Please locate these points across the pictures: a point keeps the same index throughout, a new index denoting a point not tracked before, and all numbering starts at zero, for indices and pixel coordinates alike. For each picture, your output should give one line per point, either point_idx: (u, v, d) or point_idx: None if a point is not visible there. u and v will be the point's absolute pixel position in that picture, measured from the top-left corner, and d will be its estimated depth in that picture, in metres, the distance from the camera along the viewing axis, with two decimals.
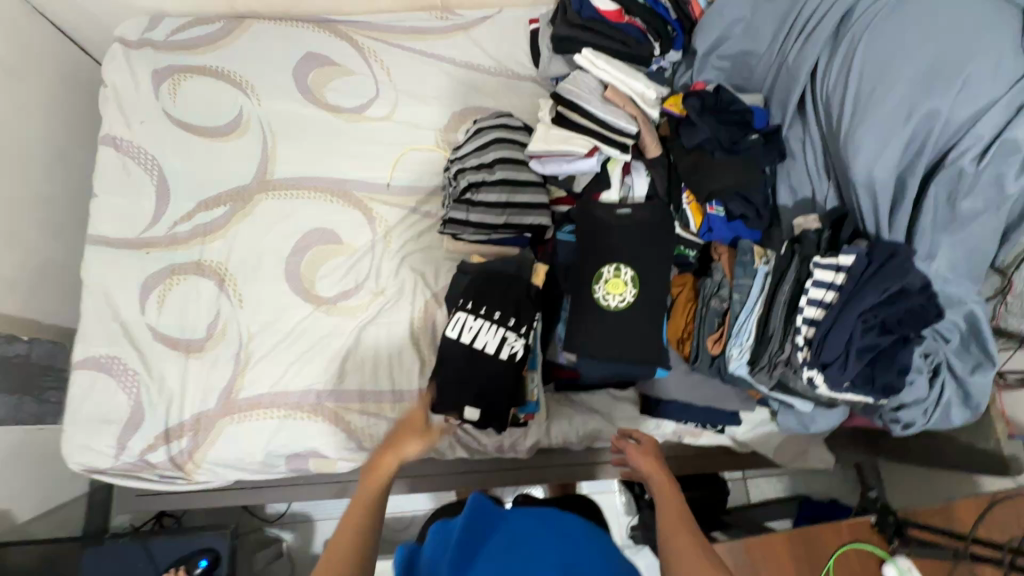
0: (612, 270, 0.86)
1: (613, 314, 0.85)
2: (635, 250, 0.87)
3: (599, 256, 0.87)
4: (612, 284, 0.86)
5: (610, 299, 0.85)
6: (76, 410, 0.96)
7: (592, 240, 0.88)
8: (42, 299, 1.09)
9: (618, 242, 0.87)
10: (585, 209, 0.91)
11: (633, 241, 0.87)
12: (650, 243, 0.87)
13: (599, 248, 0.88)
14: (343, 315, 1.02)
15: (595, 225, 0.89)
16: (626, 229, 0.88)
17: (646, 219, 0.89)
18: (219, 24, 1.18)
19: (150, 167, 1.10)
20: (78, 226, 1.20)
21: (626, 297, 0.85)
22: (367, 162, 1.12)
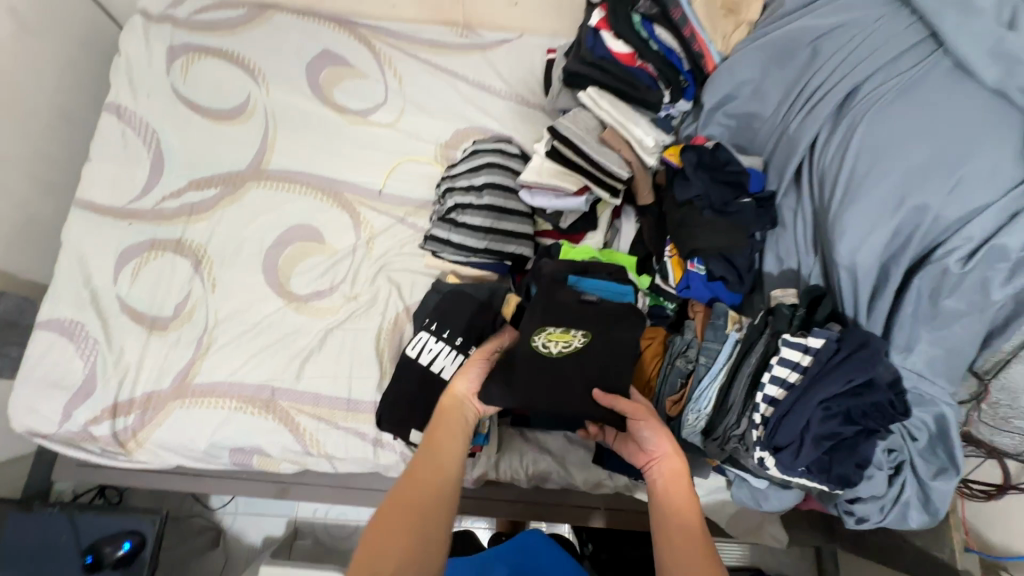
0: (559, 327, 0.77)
1: (553, 362, 0.73)
2: (588, 320, 0.77)
3: (544, 316, 0.77)
4: (557, 334, 0.75)
5: (552, 346, 0.74)
6: (30, 371, 0.95)
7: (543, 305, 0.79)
8: (18, 254, 1.10)
9: (572, 311, 0.78)
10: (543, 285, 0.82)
11: (588, 314, 0.78)
12: (610, 320, 0.78)
13: (547, 310, 0.78)
14: (312, 315, 1.01)
15: (547, 296, 0.80)
16: (584, 308, 0.79)
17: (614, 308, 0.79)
18: (243, 10, 1.20)
19: (148, 139, 1.10)
20: (69, 186, 1.21)
21: (572, 345, 0.75)
22: (363, 165, 1.12)
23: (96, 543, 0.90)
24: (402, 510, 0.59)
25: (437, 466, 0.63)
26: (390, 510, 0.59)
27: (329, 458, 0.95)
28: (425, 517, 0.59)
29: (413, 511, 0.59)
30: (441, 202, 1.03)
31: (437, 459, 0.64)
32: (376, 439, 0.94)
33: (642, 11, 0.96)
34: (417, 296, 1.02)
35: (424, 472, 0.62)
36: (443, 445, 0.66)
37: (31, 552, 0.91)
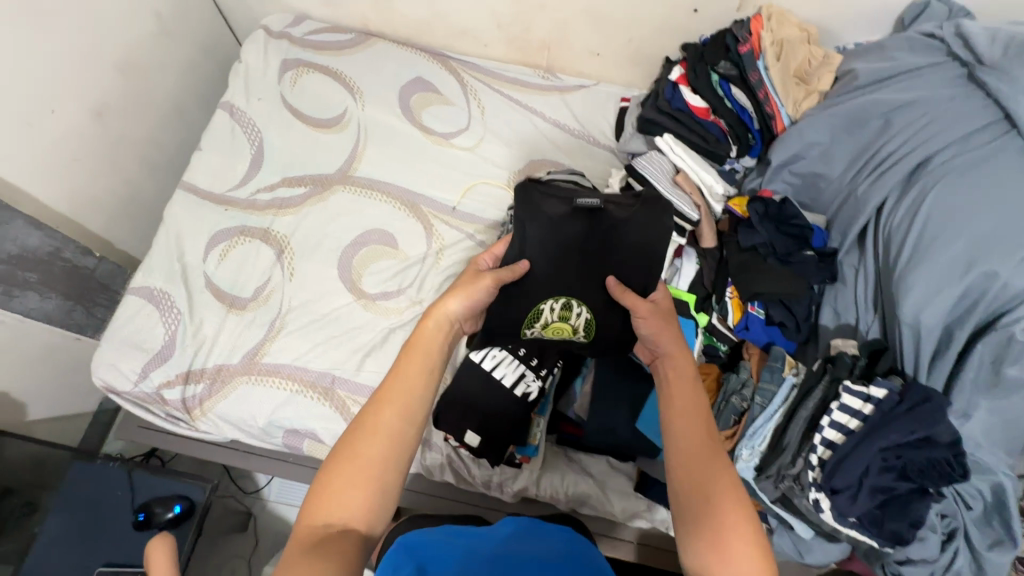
0: (560, 306, 0.81)
1: (546, 350, 0.87)
2: (591, 287, 0.82)
3: (543, 288, 0.81)
4: (554, 329, 0.83)
5: (546, 339, 0.84)
6: (116, 330, 1.03)
7: (541, 283, 0.80)
8: (120, 225, 1.20)
9: (570, 271, 0.81)
10: (546, 221, 0.79)
11: (590, 274, 0.81)
12: (608, 261, 0.82)
13: (552, 278, 0.80)
14: (378, 313, 1.07)
15: (548, 238, 0.80)
16: (588, 231, 0.81)
17: (614, 218, 0.82)
18: (351, 36, 1.33)
19: (252, 137, 1.21)
20: (170, 172, 1.33)
21: (568, 338, 0.85)
22: (440, 183, 1.20)
23: (147, 503, 0.94)
24: (350, 466, 0.60)
25: (398, 405, 0.63)
26: (339, 467, 0.60)
27: None
28: (378, 470, 0.60)
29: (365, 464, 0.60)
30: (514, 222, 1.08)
31: (391, 409, 0.63)
32: (425, 439, 0.96)
33: (721, 71, 1.05)
34: None
35: (373, 426, 0.62)
36: (401, 391, 0.65)
37: (90, 502, 0.95)
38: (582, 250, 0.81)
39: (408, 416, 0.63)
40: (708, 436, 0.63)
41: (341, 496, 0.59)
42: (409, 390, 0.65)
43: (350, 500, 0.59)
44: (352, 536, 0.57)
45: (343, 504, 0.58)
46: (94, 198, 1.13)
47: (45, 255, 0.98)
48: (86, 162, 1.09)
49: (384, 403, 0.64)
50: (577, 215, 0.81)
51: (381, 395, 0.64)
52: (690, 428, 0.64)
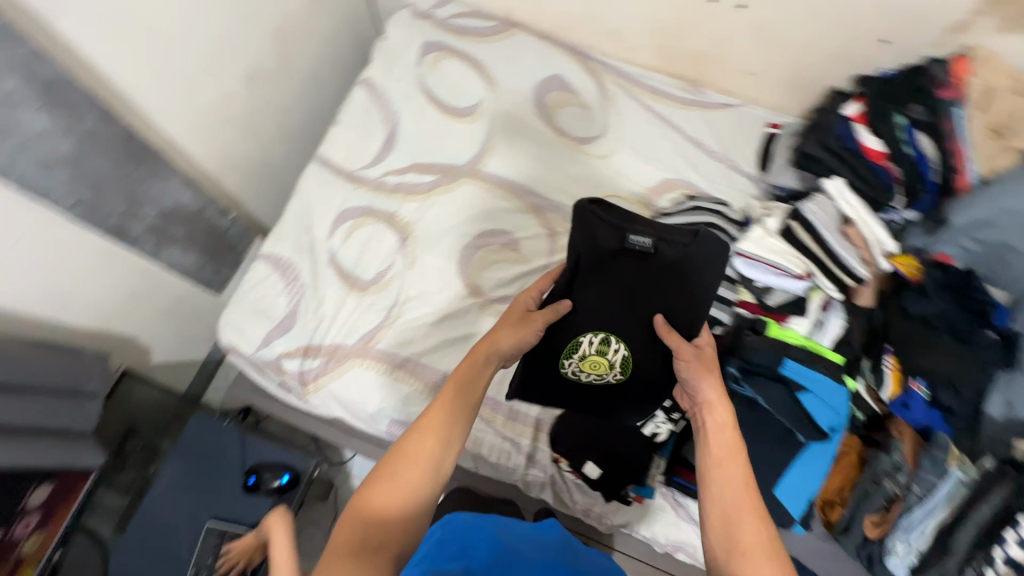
0: (598, 340, 0.80)
1: (583, 388, 0.83)
2: (634, 325, 0.80)
3: (583, 320, 0.80)
4: (591, 361, 0.80)
5: (584, 373, 0.81)
6: (244, 294, 1.05)
7: (583, 315, 0.80)
8: (250, 187, 1.23)
9: (615, 306, 0.79)
10: (596, 253, 0.79)
11: (635, 312, 0.80)
12: (653, 301, 0.79)
13: (598, 310, 0.79)
14: (494, 317, 1.05)
15: (598, 270, 0.79)
16: (635, 269, 0.79)
17: (666, 258, 0.79)
18: (494, 24, 1.29)
19: (388, 117, 1.20)
20: (299, 140, 1.34)
21: (606, 376, 0.81)
22: (570, 190, 1.16)
23: (255, 468, 0.97)
24: (386, 487, 0.63)
25: (439, 428, 0.67)
26: (376, 486, 0.63)
27: (477, 457, 0.97)
28: (411, 493, 0.63)
29: (401, 486, 0.63)
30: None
31: (431, 436, 0.66)
32: (530, 454, 0.94)
33: (911, 115, 0.95)
34: None
35: (412, 450, 0.65)
36: (441, 420, 0.68)
37: (200, 450, 0.99)
38: (631, 286, 0.79)
39: (444, 444, 0.67)
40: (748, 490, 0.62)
41: (374, 515, 0.61)
42: (448, 418, 0.68)
43: (383, 522, 0.61)
44: (382, 555, 0.60)
45: (377, 525, 0.61)
46: (235, 160, 1.15)
47: (191, 212, 1.00)
48: (233, 124, 1.11)
49: (424, 429, 0.67)
50: (627, 251, 0.79)
51: (423, 422, 0.67)
52: (726, 480, 0.63)
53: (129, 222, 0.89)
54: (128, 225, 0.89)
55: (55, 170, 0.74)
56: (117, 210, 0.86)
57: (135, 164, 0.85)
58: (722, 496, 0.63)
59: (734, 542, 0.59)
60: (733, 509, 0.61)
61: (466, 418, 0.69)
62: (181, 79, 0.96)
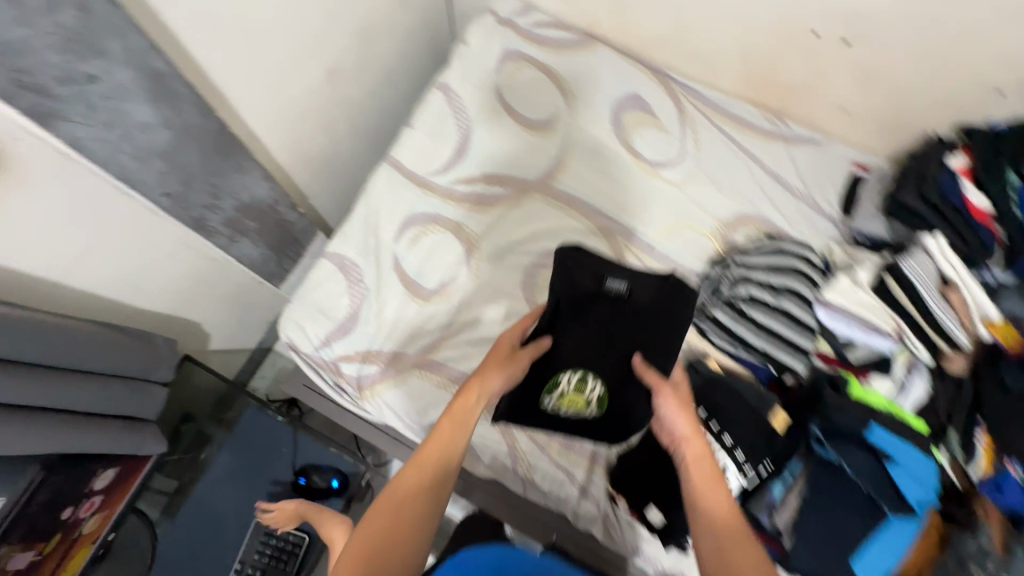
0: (576, 377, 0.81)
1: (561, 421, 0.84)
2: (614, 363, 0.81)
3: (562, 357, 0.81)
4: (570, 398, 0.81)
5: (562, 408, 0.82)
6: (306, 291, 1.05)
7: (562, 352, 0.81)
8: (316, 182, 1.23)
9: (595, 345, 0.81)
10: (574, 296, 0.81)
11: (614, 350, 0.81)
12: (630, 344, 0.80)
13: (578, 348, 0.81)
14: None
15: (577, 312, 0.81)
16: (611, 312, 0.81)
17: (640, 302, 0.81)
18: (575, 36, 1.26)
19: (461, 123, 1.18)
20: (366, 137, 1.34)
21: (583, 412, 0.82)
22: (642, 215, 1.14)
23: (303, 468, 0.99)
24: (388, 521, 0.67)
25: (435, 460, 0.73)
26: (380, 518, 0.68)
27: (527, 483, 0.95)
28: (414, 525, 0.68)
29: (404, 521, 0.67)
30: (725, 287, 0.97)
31: (429, 467, 0.72)
32: (583, 487, 0.92)
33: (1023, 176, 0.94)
34: None
35: (414, 483, 0.71)
36: (439, 454, 0.74)
37: (253, 441, 1.00)
38: (608, 327, 0.81)
39: (441, 478, 0.72)
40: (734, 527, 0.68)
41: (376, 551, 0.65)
42: (446, 453, 0.74)
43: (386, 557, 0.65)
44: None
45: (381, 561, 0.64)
46: (307, 154, 1.15)
47: (265, 206, 1.00)
48: (310, 120, 1.11)
49: (424, 463, 0.73)
50: (605, 295, 0.81)
51: (421, 457, 0.73)
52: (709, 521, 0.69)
53: (209, 213, 0.89)
54: (207, 216, 0.89)
55: (150, 161, 0.74)
56: (200, 202, 0.86)
57: (222, 158, 0.85)
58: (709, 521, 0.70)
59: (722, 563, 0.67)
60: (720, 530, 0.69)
61: (461, 453, 0.75)
62: (270, 74, 0.95)
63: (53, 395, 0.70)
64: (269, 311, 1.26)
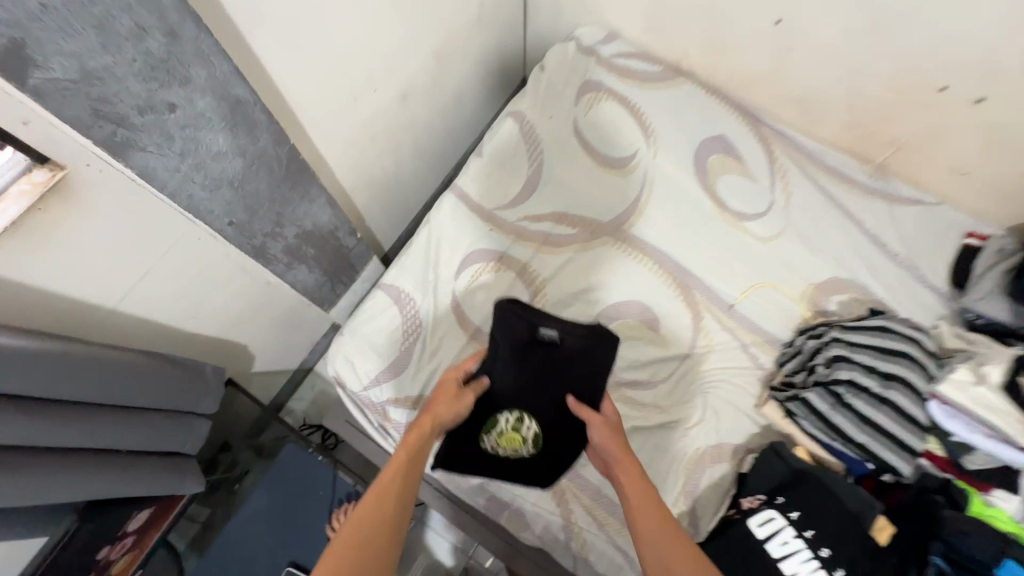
0: (513, 418, 0.80)
1: (502, 461, 0.84)
2: (550, 407, 0.79)
3: (499, 398, 0.81)
4: (507, 437, 0.80)
5: (501, 448, 0.82)
6: (358, 324, 0.99)
7: (494, 392, 0.81)
8: (376, 204, 1.17)
9: (529, 387, 0.79)
10: (505, 345, 0.79)
11: (547, 393, 0.79)
12: (559, 389, 0.78)
13: (514, 389, 0.79)
14: (621, 402, 0.95)
15: (516, 359, 0.78)
16: (545, 361, 0.78)
17: (571, 350, 0.78)
18: (661, 69, 1.14)
19: (534, 157, 1.11)
20: (428, 159, 1.28)
21: (520, 450, 0.82)
22: (723, 271, 1.03)
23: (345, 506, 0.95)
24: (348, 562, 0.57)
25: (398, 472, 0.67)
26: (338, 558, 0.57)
27: (581, 561, 0.87)
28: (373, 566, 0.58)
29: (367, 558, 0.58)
30: (820, 365, 0.88)
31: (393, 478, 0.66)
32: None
33: None
34: (734, 437, 0.92)
35: (375, 516, 0.62)
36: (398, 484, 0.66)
37: (293, 480, 0.97)
38: (531, 373, 0.78)
39: (402, 510, 0.64)
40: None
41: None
42: (405, 483, 0.66)
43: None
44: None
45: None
46: (369, 176, 1.09)
47: (325, 233, 0.95)
48: (376, 142, 1.06)
49: (383, 495, 0.64)
50: (536, 344, 0.79)
51: (380, 487, 0.65)
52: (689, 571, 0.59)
53: (269, 241, 0.84)
54: (268, 244, 0.84)
55: (218, 190, 0.69)
56: (263, 229, 0.81)
57: (290, 185, 0.80)
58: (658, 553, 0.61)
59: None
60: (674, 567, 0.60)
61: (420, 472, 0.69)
62: (343, 96, 0.90)
63: (95, 435, 0.66)
64: (314, 334, 1.21)
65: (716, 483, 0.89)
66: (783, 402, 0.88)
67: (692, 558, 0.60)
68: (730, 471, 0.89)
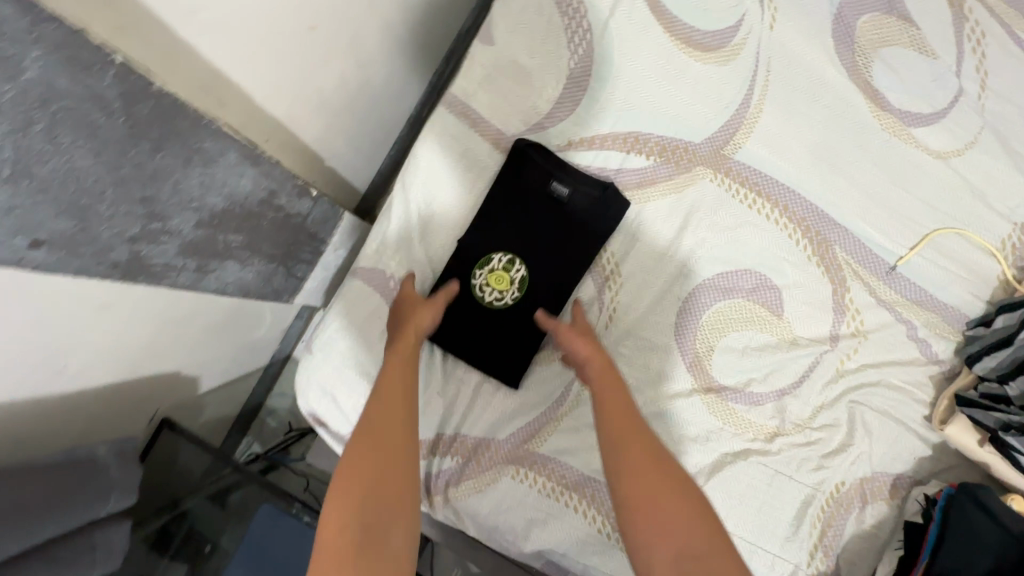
0: (507, 261, 0.66)
1: (476, 309, 0.66)
2: (549, 254, 0.66)
3: (487, 235, 0.66)
4: (496, 277, 0.66)
5: (483, 290, 0.66)
6: (334, 337, 0.67)
7: (478, 236, 0.66)
8: (337, 132, 0.77)
9: (528, 230, 0.66)
10: (504, 193, 0.66)
11: (547, 242, 0.66)
12: (559, 240, 0.66)
13: (507, 228, 0.66)
14: (728, 422, 0.66)
15: (512, 203, 0.66)
16: (544, 216, 0.66)
17: (577, 213, 0.65)
18: None
19: (574, 40, 0.63)
20: (408, 50, 0.84)
21: (504, 298, 0.66)
22: (885, 212, 0.66)
23: None
24: (366, 462, 0.48)
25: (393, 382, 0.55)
26: (354, 458, 0.49)
27: None
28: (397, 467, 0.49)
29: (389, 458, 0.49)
30: None
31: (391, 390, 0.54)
32: None
33: None
34: (893, 464, 0.66)
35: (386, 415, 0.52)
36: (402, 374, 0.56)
37: (280, 565, 0.69)
38: (527, 227, 0.66)
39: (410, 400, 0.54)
40: (661, 468, 0.50)
41: (362, 502, 0.46)
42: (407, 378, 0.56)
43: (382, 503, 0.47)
44: (389, 546, 0.45)
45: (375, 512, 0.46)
46: (319, 92, 0.68)
47: (256, 205, 0.57)
48: (317, 32, 0.62)
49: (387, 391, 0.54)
50: (544, 199, 0.66)
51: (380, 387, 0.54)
52: (641, 461, 0.50)
53: (148, 247, 0.47)
54: (148, 252, 0.48)
55: None
56: (126, 233, 0.44)
57: (151, 147, 0.42)
58: (612, 453, 0.51)
59: (629, 492, 0.49)
60: (628, 462, 0.50)
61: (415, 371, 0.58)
62: None
63: None
64: (281, 322, 0.88)
65: (869, 533, 0.64)
66: (994, 429, 0.60)
67: (657, 464, 0.50)
68: (888, 514, 0.65)
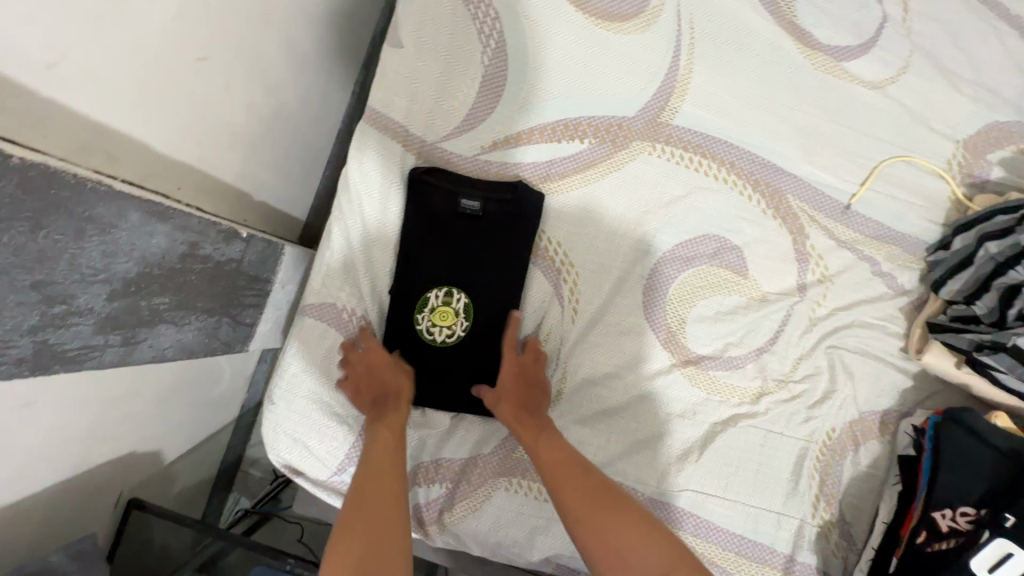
0: (445, 294, 0.62)
1: (432, 352, 0.63)
2: (483, 271, 0.62)
3: (423, 268, 0.62)
4: (440, 314, 0.62)
5: (433, 332, 0.62)
6: (293, 382, 0.63)
7: (411, 264, 0.62)
8: (258, 163, 0.72)
9: (455, 253, 0.63)
10: (418, 220, 0.62)
11: (478, 259, 0.63)
12: (495, 251, 0.63)
13: (433, 256, 0.63)
14: (712, 391, 0.65)
15: (430, 232, 0.62)
16: (465, 233, 0.63)
17: (496, 221, 0.62)
18: None
19: (485, 31, 0.60)
20: (320, 62, 0.79)
21: (455, 331, 0.62)
22: (832, 152, 0.65)
23: None
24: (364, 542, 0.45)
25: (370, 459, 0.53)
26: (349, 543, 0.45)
27: None
28: (394, 542, 0.46)
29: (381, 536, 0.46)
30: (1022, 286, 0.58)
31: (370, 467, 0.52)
32: None
33: None
34: (878, 402, 0.66)
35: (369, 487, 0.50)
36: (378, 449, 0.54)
37: None
38: (455, 246, 0.63)
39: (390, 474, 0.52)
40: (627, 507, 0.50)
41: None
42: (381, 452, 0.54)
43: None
44: None
45: None
46: (227, 124, 0.63)
47: (178, 261, 0.53)
48: (210, 62, 0.57)
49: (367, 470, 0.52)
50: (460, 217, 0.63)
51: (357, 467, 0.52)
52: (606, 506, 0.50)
53: (57, 333, 0.43)
54: (59, 338, 0.43)
55: None
56: (24, 324, 0.40)
57: (31, 228, 0.37)
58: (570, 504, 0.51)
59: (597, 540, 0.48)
60: (590, 509, 0.50)
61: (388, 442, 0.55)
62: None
63: None
64: (243, 371, 0.83)
65: (864, 473, 0.65)
66: (969, 351, 0.60)
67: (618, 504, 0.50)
68: (878, 452, 0.65)
